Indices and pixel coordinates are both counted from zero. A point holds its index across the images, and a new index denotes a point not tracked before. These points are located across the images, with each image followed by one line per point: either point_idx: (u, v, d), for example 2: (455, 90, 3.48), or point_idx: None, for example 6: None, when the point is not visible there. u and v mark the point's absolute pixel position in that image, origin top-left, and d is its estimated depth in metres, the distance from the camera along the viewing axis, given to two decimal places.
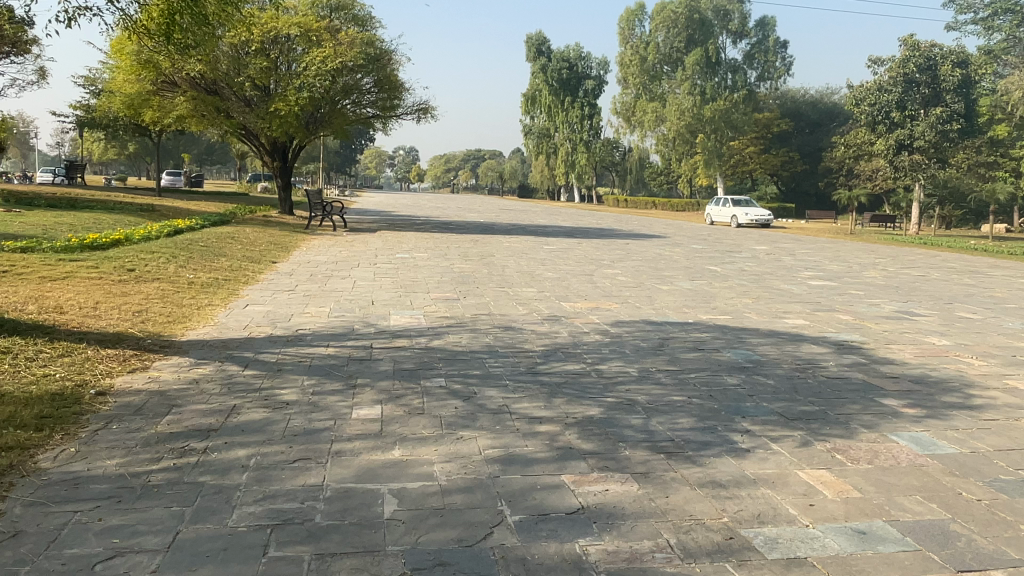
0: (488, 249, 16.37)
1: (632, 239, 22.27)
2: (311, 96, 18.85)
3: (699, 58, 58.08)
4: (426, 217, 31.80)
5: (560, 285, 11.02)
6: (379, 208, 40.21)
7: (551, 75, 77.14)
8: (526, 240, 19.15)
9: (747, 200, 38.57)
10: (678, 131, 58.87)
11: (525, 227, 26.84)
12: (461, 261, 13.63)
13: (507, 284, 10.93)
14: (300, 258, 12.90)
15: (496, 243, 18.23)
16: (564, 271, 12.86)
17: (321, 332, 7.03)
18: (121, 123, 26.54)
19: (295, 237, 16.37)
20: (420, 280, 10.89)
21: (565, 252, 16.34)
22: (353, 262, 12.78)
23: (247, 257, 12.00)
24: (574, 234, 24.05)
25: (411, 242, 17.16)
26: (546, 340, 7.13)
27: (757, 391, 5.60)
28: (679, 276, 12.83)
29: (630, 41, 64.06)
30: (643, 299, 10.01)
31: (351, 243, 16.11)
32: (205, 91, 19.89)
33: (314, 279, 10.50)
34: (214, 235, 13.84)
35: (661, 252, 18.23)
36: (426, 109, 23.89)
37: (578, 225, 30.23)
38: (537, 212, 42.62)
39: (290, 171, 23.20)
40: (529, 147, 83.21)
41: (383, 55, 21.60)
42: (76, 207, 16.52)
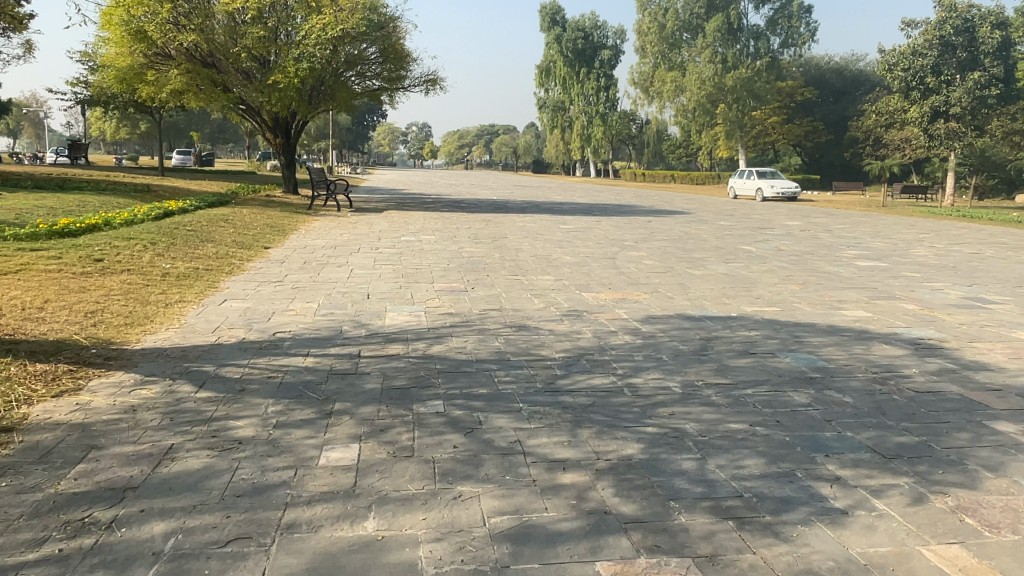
0: (502, 229, 15.24)
1: (654, 216, 21.01)
2: (312, 67, 17.70)
3: (720, 25, 55.88)
4: (438, 194, 30.66)
5: (580, 272, 9.88)
6: (391, 185, 39.12)
7: (566, 46, 75.05)
8: (542, 219, 17.99)
9: (772, 173, 36.95)
10: (698, 102, 56.94)
11: (540, 204, 25.61)
12: (471, 244, 12.52)
13: (521, 270, 9.81)
14: (296, 242, 11.84)
15: (509, 222, 17.08)
16: (584, 254, 11.72)
17: (302, 336, 5.97)
18: (120, 101, 25.50)
19: (295, 219, 15.30)
20: (425, 268, 9.81)
21: (584, 232, 15.17)
22: (354, 246, 11.70)
23: (237, 243, 10.95)
24: (592, 210, 22.84)
25: (419, 223, 16.08)
26: (568, 344, 6.03)
27: (835, 415, 4.47)
28: (711, 258, 11.65)
29: (648, 8, 61.88)
30: (675, 288, 8.87)
31: (355, 224, 15.05)
32: (201, 63, 18.68)
33: (307, 268, 9.43)
34: (205, 219, 12.78)
35: (687, 230, 16.99)
36: (435, 80, 22.61)
37: (595, 201, 28.96)
38: (552, 188, 41.32)
39: (293, 148, 22.10)
40: (544, 121, 81.46)
41: (388, 22, 20.31)
42: (64, 188, 15.54)
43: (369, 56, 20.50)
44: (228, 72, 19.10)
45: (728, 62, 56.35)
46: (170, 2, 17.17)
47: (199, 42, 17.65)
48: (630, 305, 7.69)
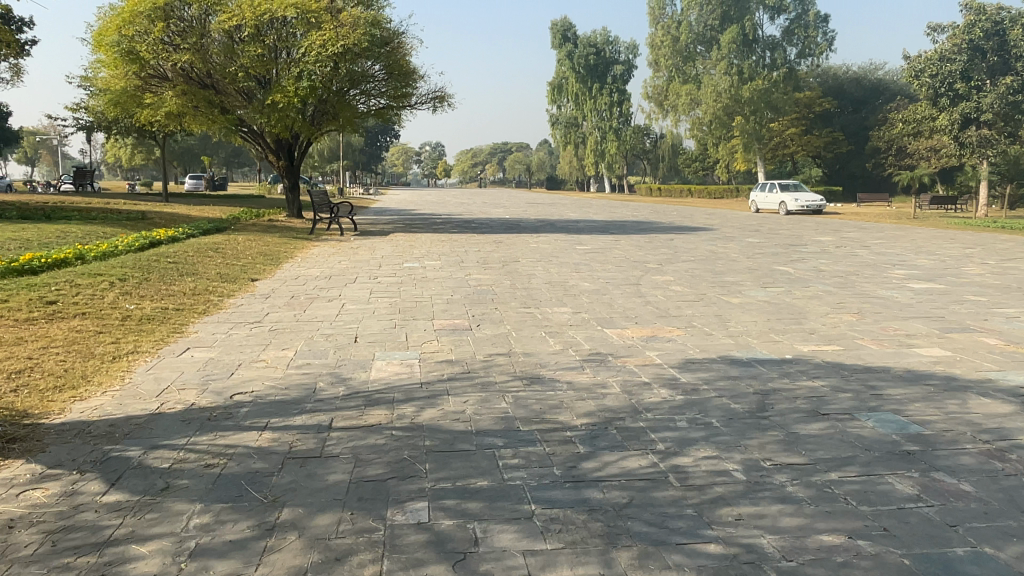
0: (514, 252, 14.17)
1: (675, 234, 19.84)
2: (313, 85, 16.86)
3: (735, 36, 54.84)
4: (449, 214, 29.75)
5: (601, 302, 8.76)
6: (402, 206, 38.27)
7: (578, 62, 74.43)
8: (557, 239, 16.93)
9: (794, 186, 35.65)
10: (714, 114, 55.82)
11: (555, 222, 24.56)
12: (479, 271, 11.44)
13: (534, 301, 8.71)
14: (288, 272, 10.80)
15: (522, 244, 16.02)
16: (605, 280, 10.61)
17: (264, 399, 4.87)
18: (123, 127, 24.90)
19: (292, 246, 14.31)
20: (425, 300, 8.71)
21: (602, 253, 14.06)
22: (350, 276, 10.63)
23: (220, 275, 9.91)
24: (610, 229, 21.72)
25: (426, 246, 15.06)
26: (592, 402, 4.89)
27: (960, 515, 3.29)
28: (746, 282, 10.48)
29: (661, 22, 61.12)
30: (712, 320, 7.72)
31: (356, 250, 14.03)
32: (199, 85, 17.86)
33: (293, 305, 8.34)
34: (191, 249, 11.80)
35: (713, 249, 15.82)
36: (443, 97, 21.70)
37: (613, 218, 27.87)
38: (567, 205, 40.35)
39: (296, 171, 21.23)
40: (557, 138, 80.74)
41: (393, 37, 19.43)
42: (52, 217, 14.70)
43: (372, 73, 19.62)
44: (226, 93, 18.29)
45: (744, 74, 55.30)
46: (163, 22, 16.40)
47: (194, 62, 16.85)
48: (662, 345, 6.55)
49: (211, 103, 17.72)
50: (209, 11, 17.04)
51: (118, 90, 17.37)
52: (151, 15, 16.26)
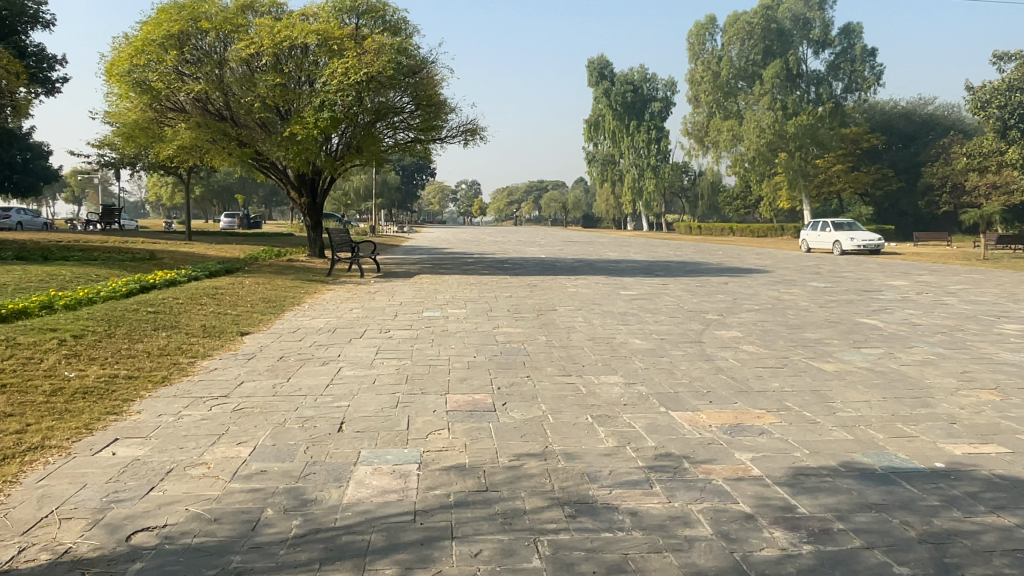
0: (551, 298, 12.57)
1: (730, 277, 17.97)
2: (333, 117, 15.64)
3: (778, 71, 53.21)
4: (482, 253, 28.44)
5: (659, 368, 7.03)
6: (434, 245, 37.06)
7: (615, 99, 73.67)
8: (598, 282, 15.29)
9: (849, 224, 33.47)
10: (757, 150, 54.03)
11: (595, 263, 22.90)
12: (510, 322, 9.79)
13: (576, 366, 7.01)
14: (286, 324, 9.27)
15: (559, 287, 14.41)
16: (659, 335, 8.90)
17: (176, 545, 3.24)
18: (148, 164, 24.31)
19: (301, 290, 12.92)
20: (441, 363, 7.06)
21: (651, 300, 12.35)
22: (356, 329, 9.04)
23: (204, 328, 8.42)
24: (654, 270, 19.97)
25: (453, 290, 13.55)
26: (671, 558, 3.15)
27: None
28: (833, 341, 8.64)
29: (701, 57, 60.30)
30: (809, 399, 5.92)
31: (372, 294, 12.55)
32: (216, 117, 16.80)
33: (275, 369, 6.73)
34: (183, 296, 10.39)
35: (775, 295, 13.98)
36: (475, 129, 20.38)
37: (655, 258, 26.17)
38: (606, 243, 38.80)
39: (319, 209, 20.04)
40: (593, 175, 79.64)
41: (421, 66, 18.23)
42: (48, 258, 13.59)
43: (399, 104, 18.39)
44: (243, 125, 17.23)
45: (789, 109, 53.49)
46: (177, 49, 15.46)
47: (210, 92, 15.82)
48: (755, 441, 4.78)
49: (227, 136, 16.66)
50: (227, 39, 16.10)
51: (128, 121, 16.42)
52: (164, 42, 15.34)
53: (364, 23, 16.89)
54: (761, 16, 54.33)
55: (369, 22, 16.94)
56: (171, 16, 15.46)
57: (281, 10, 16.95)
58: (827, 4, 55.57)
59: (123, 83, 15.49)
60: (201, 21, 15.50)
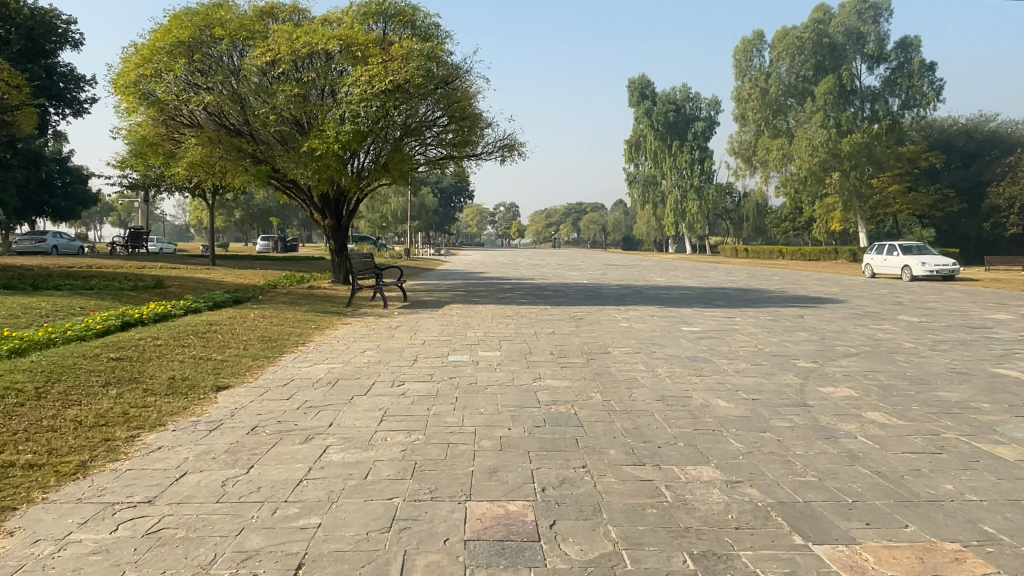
0: (601, 335, 10.66)
1: (802, 308, 15.80)
2: (356, 129, 14.09)
3: (831, 87, 50.74)
4: (520, 278, 26.63)
5: (765, 451, 5.05)
6: (470, 268, 35.47)
7: (656, 119, 71.89)
8: (654, 316, 13.29)
9: (919, 248, 30.73)
10: (809, 170, 51.43)
11: (644, 290, 20.90)
12: (555, 370, 7.89)
13: (652, 448, 5.05)
14: (278, 373, 7.50)
15: (607, 321, 12.52)
16: (747, 392, 6.91)
17: None
18: (172, 185, 23.27)
19: (310, 324, 11.26)
20: (462, 441, 5.16)
21: (721, 340, 10.34)
22: (362, 381, 7.23)
23: (173, 382, 6.71)
24: (713, 299, 17.90)
25: (486, 323, 11.74)
26: None
27: None
28: (983, 407, 6.53)
29: (748, 74, 58.19)
30: (1017, 520, 3.89)
31: (390, 331, 10.80)
32: (231, 134, 15.44)
33: (236, 448, 4.96)
34: (165, 335, 8.75)
35: (867, 332, 11.80)
36: (512, 145, 18.64)
37: (708, 284, 24.07)
38: (652, 267, 36.68)
39: (344, 232, 18.52)
40: (634, 197, 77.67)
41: (454, 76, 16.65)
42: (38, 287, 12.20)
43: (429, 117, 16.84)
44: (260, 141, 15.85)
45: (843, 126, 50.87)
46: (187, 57, 14.14)
47: (224, 106, 14.47)
48: None
49: (242, 152, 15.27)
50: (242, 47, 14.74)
51: (136, 137, 15.14)
52: (173, 50, 14.02)
53: (392, 28, 15.39)
54: (812, 30, 52.09)
55: (397, 27, 15.41)
56: (183, 22, 14.18)
57: (302, 16, 15.57)
58: (881, 17, 52.93)
59: (128, 94, 14.20)
60: (215, 27, 14.16)
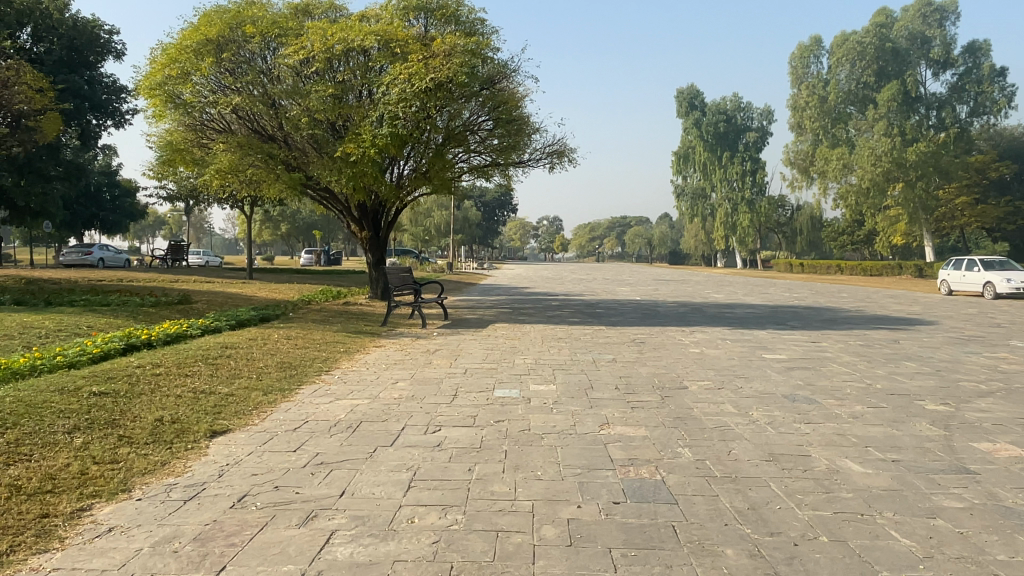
0: (672, 362, 9.15)
1: (891, 331, 13.97)
2: (394, 133, 12.90)
3: (895, 93, 48.19)
4: (568, 294, 25.17)
5: (950, 556, 3.51)
6: (514, 283, 34.15)
7: (706, 129, 69.86)
8: (727, 340, 11.71)
9: (1000, 264, 28.29)
10: (872, 180, 48.69)
11: (705, 307, 19.24)
12: (627, 412, 6.42)
13: (788, 547, 3.54)
14: (289, 414, 6.18)
15: (675, 345, 10.97)
16: (881, 452, 5.33)
17: None
18: (209, 196, 22.57)
19: (338, 346, 10.01)
20: (516, 528, 3.71)
21: (818, 372, 8.73)
22: (390, 425, 5.86)
23: (158, 425, 5.46)
24: (784, 319, 16.18)
25: (537, 346, 10.33)
26: None
27: None
28: None
29: (805, 81, 55.84)
30: None
31: (426, 354, 9.49)
32: (262, 139, 14.44)
33: (208, 534, 3.62)
34: (168, 362, 7.55)
35: (987, 363, 10.02)
36: (562, 151, 17.23)
37: (772, 301, 22.21)
38: (706, 283, 34.81)
39: (382, 244, 17.36)
40: (682, 210, 75.57)
41: (501, 76, 15.36)
42: (50, 303, 11.26)
43: (472, 120, 15.60)
44: (293, 147, 14.81)
45: (907, 135, 48.14)
46: (215, 56, 13.16)
47: (255, 108, 13.45)
48: None
49: (273, 158, 14.22)
50: (275, 46, 13.71)
51: (164, 143, 14.24)
52: (200, 49, 13.06)
53: (434, 24, 14.21)
54: (874, 34, 49.71)
55: (440, 22, 14.22)
56: (212, 20, 13.24)
57: (338, 12, 14.51)
58: (947, 20, 50.75)
59: (153, 97, 13.29)
60: (246, 25, 13.16)
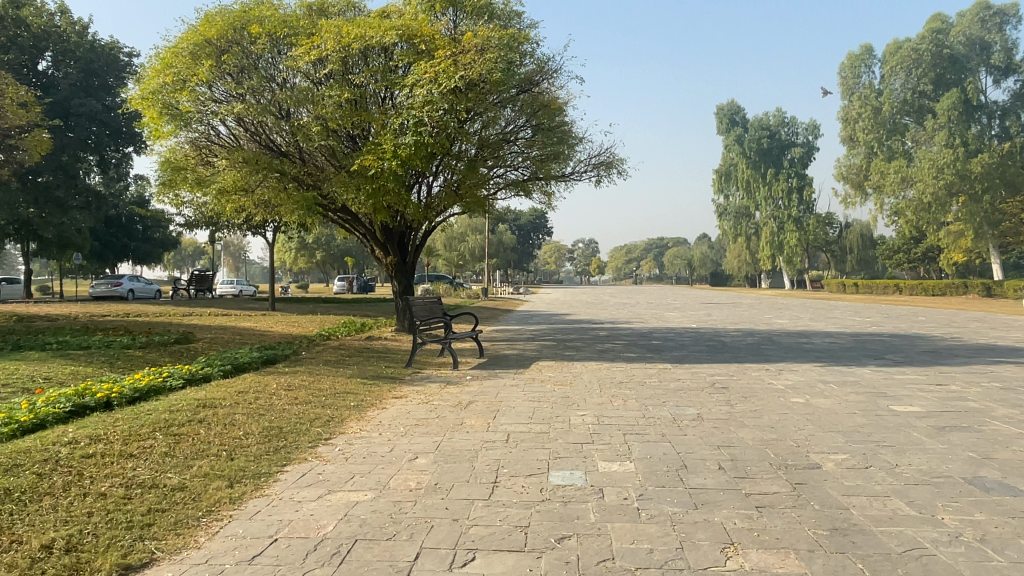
0: (777, 421, 6.99)
1: (1019, 366, 11.51)
2: (419, 142, 11.09)
3: (955, 101, 45.26)
4: (613, 321, 22.99)
5: None
6: (553, 309, 32.08)
7: (749, 146, 67.41)
8: (829, 382, 9.45)
9: None
10: (932, 194, 45.07)
11: (775, 336, 16.92)
12: (755, 518, 4.28)
13: None
14: (250, 528, 4.16)
15: (768, 390, 8.78)
16: None
17: None
18: (228, 223, 21.11)
19: (348, 398, 8.02)
20: None
21: (983, 436, 6.47)
22: (396, 552, 3.78)
23: (38, 559, 3.56)
24: (877, 351, 13.79)
25: (595, 395, 8.25)
26: None
27: None
28: None
29: (855, 91, 52.96)
30: None
31: (456, 409, 7.47)
32: (273, 155, 12.77)
33: None
34: (113, 436, 5.63)
35: None
36: (611, 161, 15.17)
37: (847, 328, 19.73)
38: (760, 306, 32.28)
39: (409, 271, 15.51)
40: (724, 229, 72.52)
41: (540, 75, 13.48)
42: (19, 350, 9.59)
43: (509, 127, 13.75)
44: (309, 163, 13.12)
45: (970, 145, 45.00)
46: (215, 60, 11.54)
47: (261, 119, 11.79)
48: None
49: (285, 175, 12.55)
50: (285, 49, 12.05)
51: (164, 162, 12.67)
52: (198, 52, 11.48)
53: (464, 19, 12.40)
54: (930, 40, 47.24)
55: (470, 16, 12.40)
56: (213, 19, 11.65)
57: (357, 10, 12.82)
58: (1008, 24, 47.71)
59: (148, 108, 11.73)
60: (251, 24, 11.53)
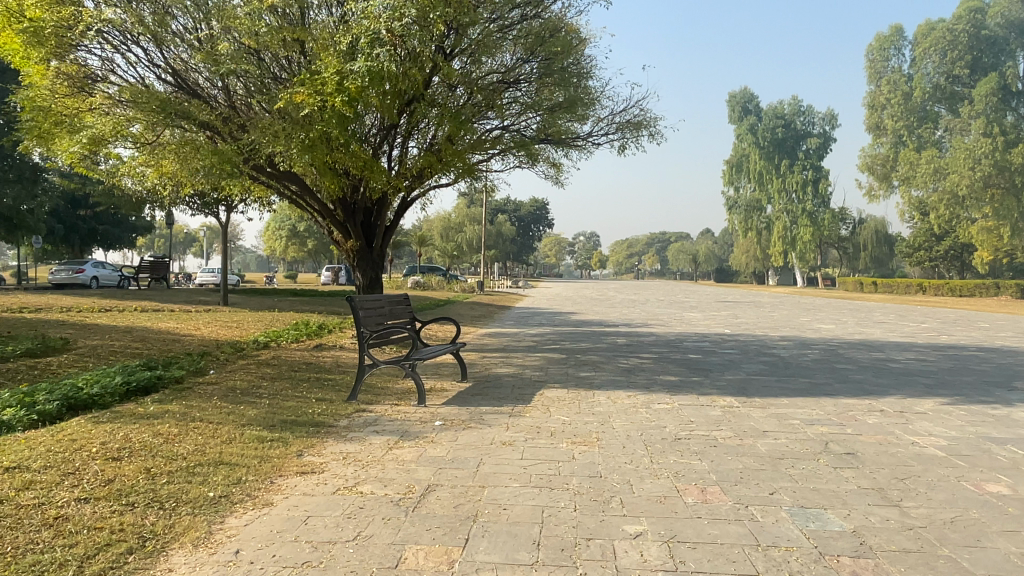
0: (1021, 563, 3.51)
1: None
2: (376, 69, 7.63)
3: (994, 85, 41.58)
4: (629, 323, 19.41)
5: None
6: (555, 306, 28.48)
7: (761, 135, 63.64)
8: (1004, 443, 5.95)
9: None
10: (968, 188, 41.03)
11: (839, 349, 13.38)
12: None
13: None
14: None
15: (924, 463, 5.27)
16: None
17: None
18: (171, 199, 17.58)
19: (213, 478, 4.52)
20: None
21: None
22: None
23: None
24: (995, 375, 10.28)
25: (646, 478, 4.72)
26: None
27: None
28: None
29: (883, 75, 49.33)
30: None
31: (398, 516, 3.95)
32: (182, 94, 9.30)
33: None
34: None
35: None
36: (641, 121, 11.67)
37: (915, 338, 16.17)
38: (788, 307, 28.70)
39: (378, 260, 11.97)
40: (733, 224, 68.72)
41: None
42: None
43: (511, 66, 10.31)
44: (235, 108, 9.70)
45: (1010, 135, 40.91)
46: None
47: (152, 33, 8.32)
48: None
49: (194, 122, 9.11)
50: None
51: (28, 102, 9.22)
52: None
53: None
54: (966, 21, 43.94)
55: None
56: None
57: None
58: None
59: None
60: None
